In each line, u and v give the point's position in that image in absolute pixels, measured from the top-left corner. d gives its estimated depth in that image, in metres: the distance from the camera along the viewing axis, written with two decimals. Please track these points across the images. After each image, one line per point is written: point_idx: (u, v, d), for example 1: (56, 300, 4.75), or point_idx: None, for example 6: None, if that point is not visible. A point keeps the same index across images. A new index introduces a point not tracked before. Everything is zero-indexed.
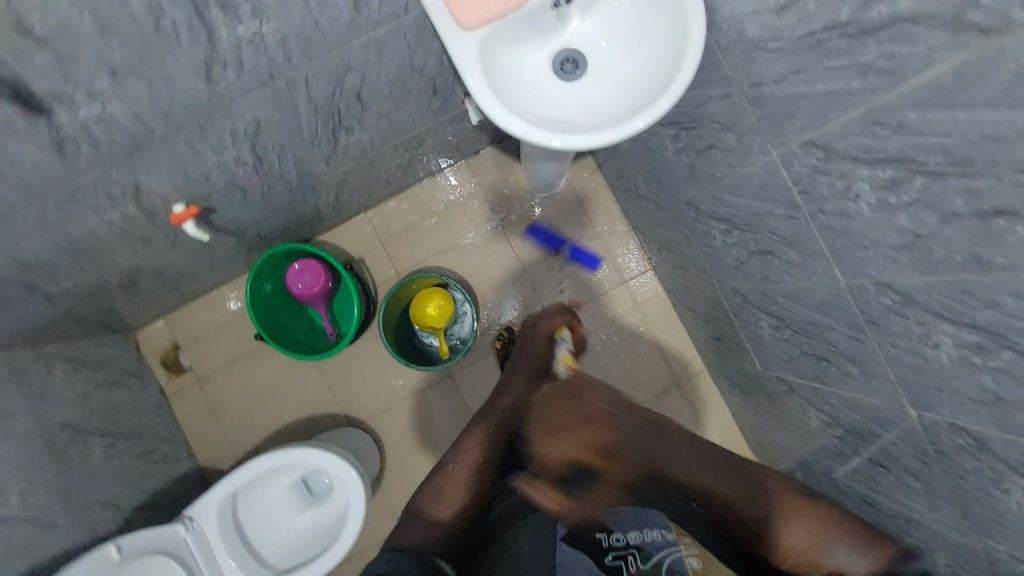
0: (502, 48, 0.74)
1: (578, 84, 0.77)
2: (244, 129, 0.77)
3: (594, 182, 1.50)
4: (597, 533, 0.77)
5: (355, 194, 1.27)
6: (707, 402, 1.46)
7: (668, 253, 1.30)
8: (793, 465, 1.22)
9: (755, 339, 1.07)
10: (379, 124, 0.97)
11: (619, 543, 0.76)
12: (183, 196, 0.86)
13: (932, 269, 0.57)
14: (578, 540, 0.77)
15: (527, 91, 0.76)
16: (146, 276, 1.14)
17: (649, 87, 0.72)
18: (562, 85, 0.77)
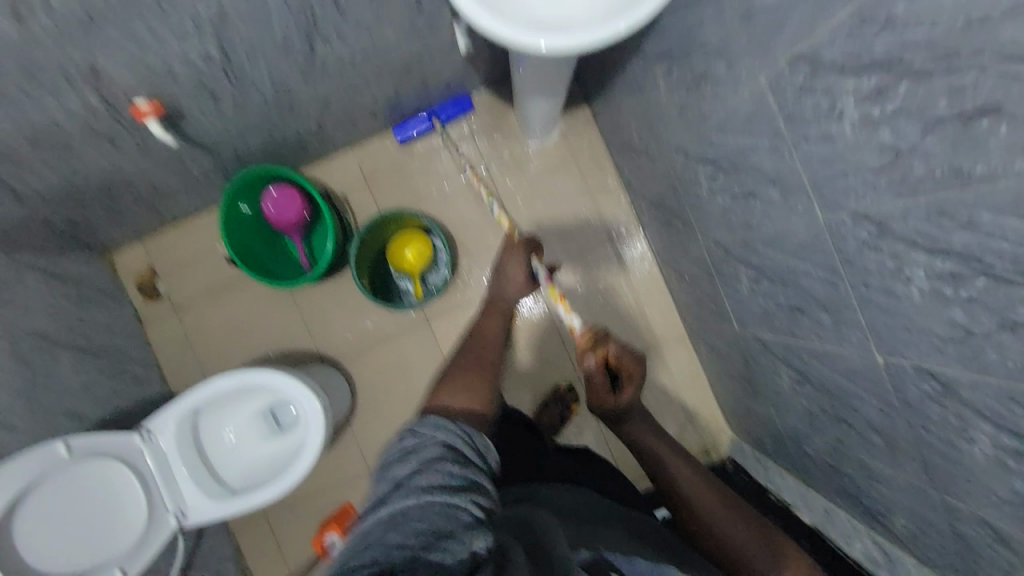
0: None
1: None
2: (208, 15, 0.73)
3: (588, 136, 1.45)
4: (610, 573, 0.63)
5: (340, 124, 1.24)
6: (685, 368, 1.44)
7: (657, 210, 1.27)
8: (765, 432, 1.20)
9: (734, 297, 1.04)
10: (360, 37, 0.93)
11: None
12: (147, 90, 0.83)
13: (910, 191, 0.53)
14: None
15: None
16: (119, 188, 1.11)
17: None
18: None
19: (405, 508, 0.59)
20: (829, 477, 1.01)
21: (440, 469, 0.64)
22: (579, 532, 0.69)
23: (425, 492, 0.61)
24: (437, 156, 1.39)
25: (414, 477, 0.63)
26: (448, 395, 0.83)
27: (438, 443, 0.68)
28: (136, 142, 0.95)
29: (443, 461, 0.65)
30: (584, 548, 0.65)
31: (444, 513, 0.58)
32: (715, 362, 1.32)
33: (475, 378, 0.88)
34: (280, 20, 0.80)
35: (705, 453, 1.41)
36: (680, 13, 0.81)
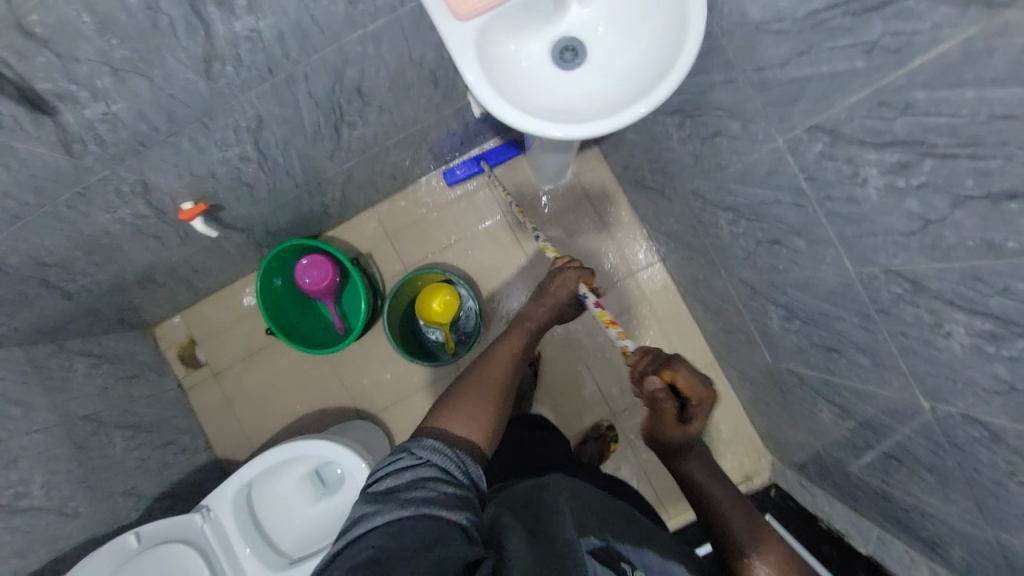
0: (499, 38, 0.73)
1: (579, 71, 0.76)
2: (246, 125, 0.78)
3: (600, 173, 1.48)
4: (619, 563, 0.63)
5: (361, 189, 1.28)
6: (717, 395, 1.44)
7: (676, 244, 1.29)
8: (807, 457, 1.20)
9: (764, 331, 1.05)
10: (382, 118, 0.98)
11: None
12: (191, 193, 0.88)
13: (943, 256, 0.55)
14: (607, 564, 0.61)
15: (525, 82, 0.75)
16: (161, 273, 1.17)
17: (649, 75, 0.71)
18: (560, 75, 0.76)
19: (387, 533, 0.57)
20: (879, 504, 1.00)
21: (426, 496, 0.61)
22: (593, 513, 0.67)
23: (409, 515, 0.59)
24: (464, 170, 1.41)
25: (397, 501, 0.60)
26: (453, 416, 0.72)
27: (428, 464, 0.65)
28: (178, 235, 1.00)
29: (432, 488, 0.62)
30: (594, 534, 0.64)
31: (427, 544, 0.56)
32: (747, 388, 1.33)
33: (477, 397, 0.75)
34: (310, 118, 0.85)
35: (745, 479, 1.41)
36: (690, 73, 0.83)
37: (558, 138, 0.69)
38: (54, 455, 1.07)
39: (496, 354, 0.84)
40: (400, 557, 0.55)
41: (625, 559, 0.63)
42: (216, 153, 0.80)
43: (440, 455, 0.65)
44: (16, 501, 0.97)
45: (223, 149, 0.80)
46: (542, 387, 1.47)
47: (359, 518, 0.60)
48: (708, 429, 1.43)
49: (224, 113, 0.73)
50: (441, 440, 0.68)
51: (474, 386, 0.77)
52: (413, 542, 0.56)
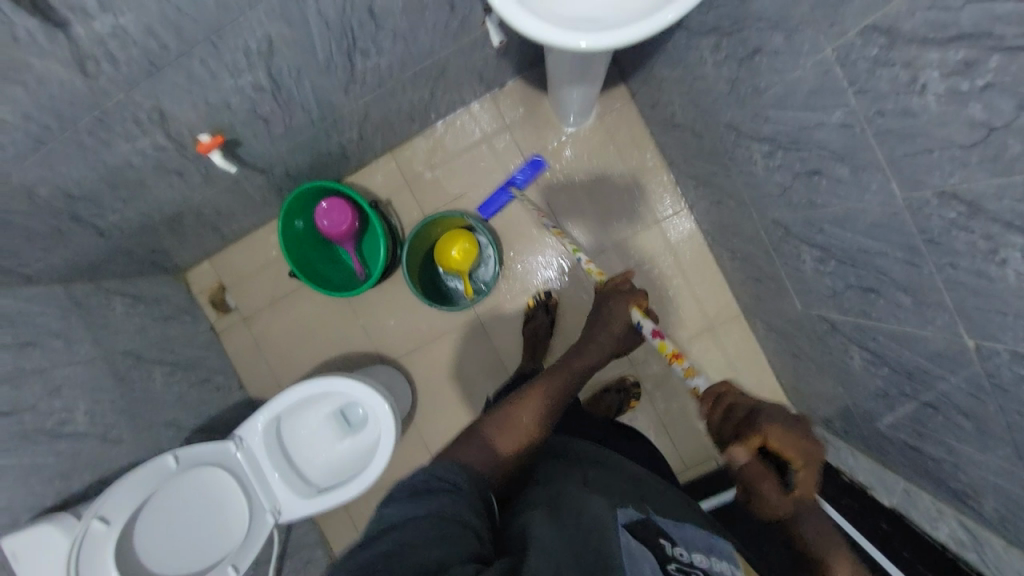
0: None
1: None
2: (256, 48, 0.76)
3: (627, 114, 1.40)
4: (659, 538, 0.64)
5: (380, 130, 1.26)
6: (740, 347, 1.41)
7: (704, 188, 1.22)
8: (832, 409, 1.16)
9: (796, 276, 1.00)
10: (396, 47, 0.94)
11: (683, 557, 0.63)
12: (207, 125, 0.87)
13: (1007, 169, 0.49)
14: (644, 538, 0.63)
15: None
16: (187, 215, 1.19)
17: None
18: None
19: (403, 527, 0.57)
20: (907, 456, 0.97)
21: (439, 495, 0.62)
22: (625, 493, 0.73)
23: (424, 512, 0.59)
24: (496, 201, 1.39)
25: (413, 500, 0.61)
26: (467, 444, 0.76)
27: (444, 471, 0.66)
28: (199, 173, 1.01)
29: (441, 489, 0.63)
30: (629, 512, 0.67)
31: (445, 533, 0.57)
32: (774, 340, 1.28)
33: (496, 431, 0.79)
34: (322, 42, 0.82)
35: None
36: None
37: (582, 50, 0.64)
38: (96, 385, 1.14)
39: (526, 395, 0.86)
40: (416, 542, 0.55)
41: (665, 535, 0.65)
42: (229, 79, 0.79)
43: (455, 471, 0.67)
44: (63, 425, 1.04)
45: (235, 76, 0.79)
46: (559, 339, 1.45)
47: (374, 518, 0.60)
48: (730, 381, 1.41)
49: (233, 33, 0.71)
50: (460, 461, 0.71)
51: (498, 418, 0.81)
52: (430, 532, 0.56)
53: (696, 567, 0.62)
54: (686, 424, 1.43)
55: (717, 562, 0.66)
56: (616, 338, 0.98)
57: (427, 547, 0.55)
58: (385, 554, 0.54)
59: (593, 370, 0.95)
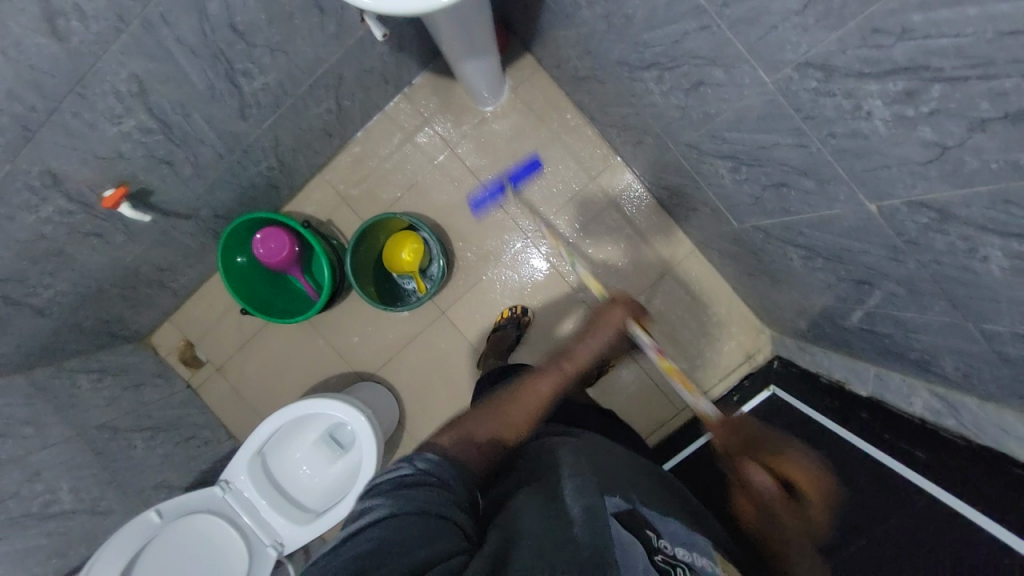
0: None
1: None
2: (127, 90, 0.76)
3: (539, 80, 1.41)
4: (648, 529, 0.63)
5: (298, 152, 1.26)
6: (702, 281, 1.41)
7: (624, 133, 1.23)
8: (797, 317, 1.16)
9: (722, 193, 1.00)
10: (278, 61, 0.94)
11: (667, 550, 0.62)
12: (108, 179, 0.88)
13: (838, 21, 0.49)
14: (632, 527, 0.61)
15: None
16: (127, 277, 1.19)
17: None
18: None
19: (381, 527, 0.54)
20: (869, 342, 0.97)
21: (421, 490, 0.58)
22: (613, 476, 0.69)
23: (401, 510, 0.55)
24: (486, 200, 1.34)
25: (384, 496, 0.57)
26: (452, 433, 0.69)
27: (416, 466, 0.60)
28: (119, 230, 1.01)
29: (424, 485, 0.58)
30: (620, 498, 0.64)
31: (427, 537, 0.54)
32: (729, 265, 1.29)
33: (488, 427, 0.72)
34: (196, 71, 0.82)
35: (748, 358, 1.40)
36: None
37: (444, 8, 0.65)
38: (76, 464, 1.14)
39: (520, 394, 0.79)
40: (396, 547, 0.53)
41: (651, 527, 0.63)
42: (112, 127, 0.79)
43: (433, 458, 0.61)
44: (47, 508, 1.04)
45: (117, 123, 0.79)
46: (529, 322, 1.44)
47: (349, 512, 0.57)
48: (700, 316, 1.41)
49: (96, 78, 0.71)
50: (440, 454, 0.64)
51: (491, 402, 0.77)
52: (407, 533, 0.54)
53: (680, 562, 0.62)
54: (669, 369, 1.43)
55: (699, 557, 0.64)
56: (600, 349, 0.92)
57: (414, 548, 0.53)
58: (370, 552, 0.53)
59: (599, 356, 0.91)
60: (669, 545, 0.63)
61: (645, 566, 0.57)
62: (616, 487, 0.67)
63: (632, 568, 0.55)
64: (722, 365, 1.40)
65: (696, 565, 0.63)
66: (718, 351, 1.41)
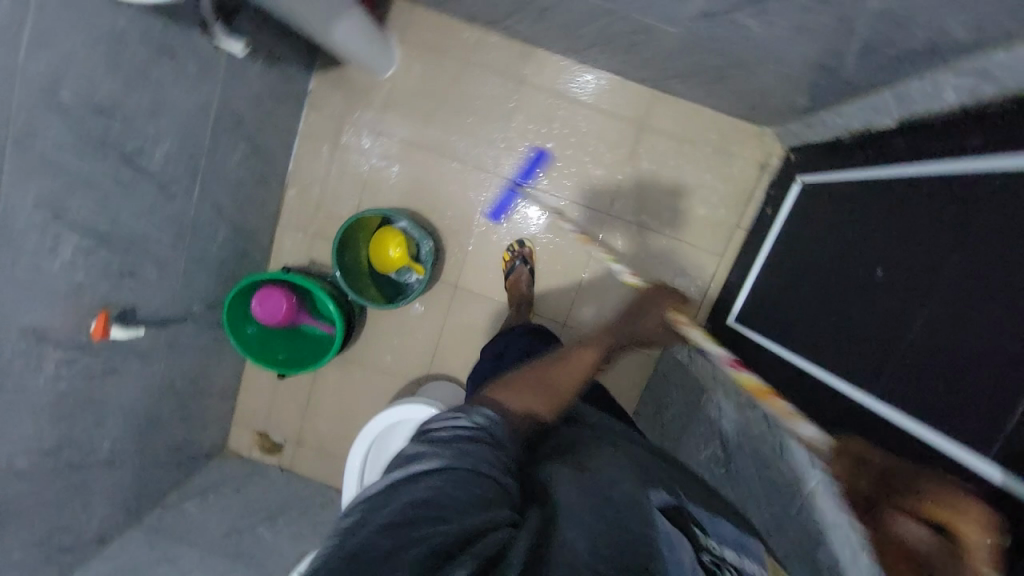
0: None
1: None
2: (41, 218, 0.74)
3: (419, 18, 1.31)
4: (692, 526, 0.63)
5: (243, 210, 1.24)
6: (677, 119, 1.32)
7: (523, 14, 1.13)
8: (786, 91, 1.06)
9: (643, 4, 0.90)
10: (166, 126, 0.90)
11: (715, 549, 0.61)
12: (87, 313, 0.88)
13: None
14: (676, 519, 0.63)
15: None
16: (168, 399, 1.21)
17: None
18: None
19: (444, 481, 0.56)
20: (869, 66, 0.87)
21: (479, 448, 0.60)
22: (665, 475, 0.72)
23: (466, 466, 0.57)
24: (506, 202, 1.39)
25: (454, 450, 0.59)
26: (511, 392, 0.73)
27: (488, 427, 0.63)
28: (130, 357, 1.02)
29: (481, 441, 0.61)
30: (665, 492, 0.67)
31: (477, 502, 0.55)
32: (694, 84, 1.18)
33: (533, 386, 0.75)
34: (91, 170, 0.79)
35: (762, 167, 1.32)
36: None
37: None
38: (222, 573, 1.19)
39: (571, 369, 0.82)
40: (444, 500, 0.54)
41: (698, 523, 0.63)
42: (56, 262, 0.79)
43: (502, 419, 0.65)
44: None
45: (57, 255, 0.78)
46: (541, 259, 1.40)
47: (414, 456, 0.59)
48: (693, 153, 1.33)
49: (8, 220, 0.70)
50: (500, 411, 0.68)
51: (533, 371, 0.79)
52: (465, 495, 0.55)
53: (729, 563, 0.59)
54: (691, 219, 1.36)
55: (747, 559, 0.62)
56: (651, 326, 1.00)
57: (462, 512, 0.54)
58: (425, 501, 0.54)
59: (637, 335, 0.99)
60: (716, 544, 0.62)
61: (692, 563, 0.57)
62: (669, 485, 0.70)
63: (680, 564, 0.56)
64: (739, 188, 1.34)
65: (744, 568, 0.60)
66: (730, 177, 1.33)
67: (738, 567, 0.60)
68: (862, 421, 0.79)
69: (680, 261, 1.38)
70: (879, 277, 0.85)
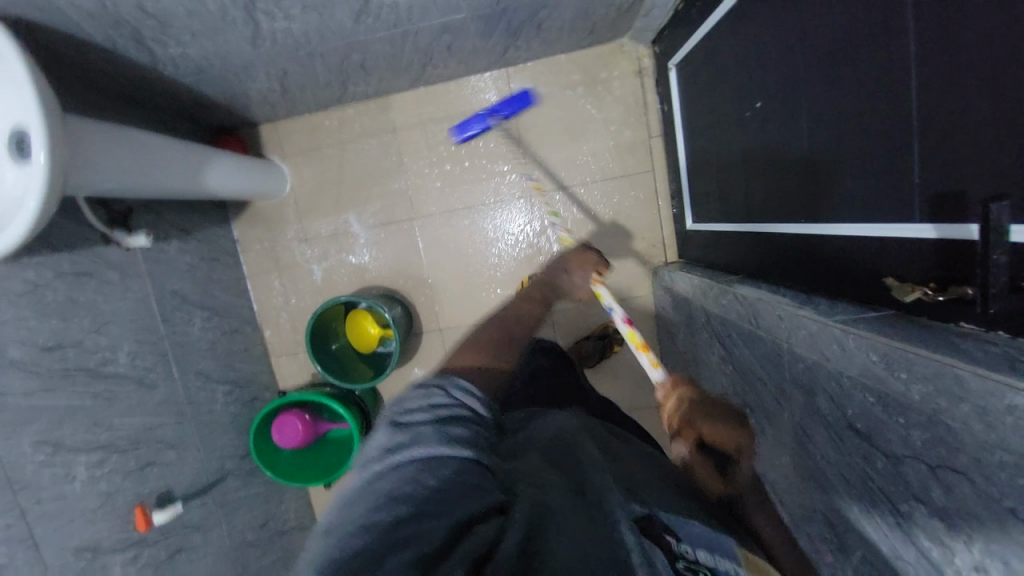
0: None
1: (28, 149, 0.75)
2: (44, 455, 0.85)
3: (286, 129, 1.42)
4: (664, 535, 0.53)
5: (229, 364, 1.35)
6: (540, 80, 1.34)
7: (352, 79, 1.21)
8: (600, 2, 1.05)
9: (419, 12, 0.94)
10: (117, 330, 1.03)
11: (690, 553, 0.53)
12: (125, 513, 0.98)
13: None
14: (653, 531, 0.53)
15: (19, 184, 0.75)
16: (248, 553, 1.29)
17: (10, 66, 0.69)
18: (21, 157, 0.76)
19: (428, 468, 0.51)
20: None
21: (460, 429, 0.55)
22: (637, 478, 0.63)
23: (450, 450, 0.52)
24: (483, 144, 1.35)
25: (431, 434, 0.54)
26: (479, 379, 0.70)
27: (462, 408, 0.59)
28: (188, 532, 1.11)
29: (456, 423, 0.56)
30: (637, 501, 0.57)
31: (466, 489, 0.50)
32: (527, 45, 1.20)
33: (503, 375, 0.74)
34: (69, 397, 0.91)
35: (641, 74, 1.31)
36: (85, 29, 0.79)
37: (45, 158, 0.69)
38: None
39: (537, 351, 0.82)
40: (432, 492, 0.48)
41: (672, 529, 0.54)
42: (74, 485, 0.90)
43: (475, 397, 0.60)
44: None
45: (71, 479, 0.89)
46: (503, 267, 1.43)
47: (388, 447, 0.53)
48: (571, 99, 1.34)
49: (14, 470, 0.81)
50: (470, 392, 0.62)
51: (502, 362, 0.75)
52: (455, 479, 0.50)
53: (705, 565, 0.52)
54: (605, 155, 1.35)
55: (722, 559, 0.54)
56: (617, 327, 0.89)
57: (452, 503, 0.48)
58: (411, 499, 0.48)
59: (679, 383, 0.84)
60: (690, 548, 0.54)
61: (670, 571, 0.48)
62: (640, 483, 0.61)
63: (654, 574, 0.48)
64: (631, 104, 1.32)
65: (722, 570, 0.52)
66: (617, 100, 1.33)
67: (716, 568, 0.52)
68: (806, 254, 0.75)
69: (618, 198, 1.36)
70: (760, 111, 0.82)
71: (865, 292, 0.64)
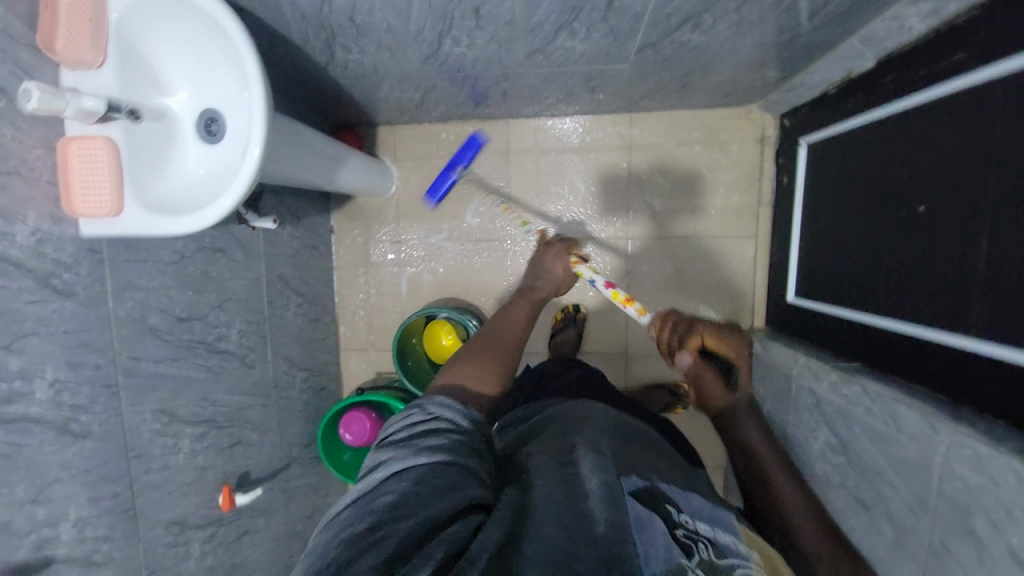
0: (157, 180, 0.76)
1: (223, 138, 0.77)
2: (160, 424, 0.87)
3: (402, 134, 1.45)
4: (665, 505, 0.60)
5: (309, 351, 1.37)
6: (660, 130, 1.37)
7: (486, 101, 1.24)
8: (753, 73, 1.08)
9: (588, 57, 0.97)
10: (234, 308, 1.05)
11: (688, 525, 0.59)
12: (213, 489, 0.99)
13: None
14: (649, 503, 0.59)
15: (211, 167, 0.76)
16: (295, 542, 1.29)
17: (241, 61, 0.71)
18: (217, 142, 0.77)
19: (410, 480, 0.56)
20: (830, 24, 0.87)
21: (443, 448, 0.59)
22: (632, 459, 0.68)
23: (430, 460, 0.58)
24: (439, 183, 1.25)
25: (411, 448, 0.59)
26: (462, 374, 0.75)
27: (445, 418, 0.64)
28: (255, 516, 1.11)
29: (434, 447, 0.59)
30: (637, 475, 0.64)
31: (449, 491, 0.55)
32: (662, 98, 1.23)
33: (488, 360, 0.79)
34: (189, 369, 0.92)
35: (762, 141, 1.33)
36: (289, 26, 0.82)
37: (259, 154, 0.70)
38: None
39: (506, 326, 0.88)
40: (410, 504, 0.53)
41: (669, 502, 0.60)
42: (178, 456, 0.91)
43: (453, 409, 0.65)
44: None
45: (177, 450, 0.90)
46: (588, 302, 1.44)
47: (376, 465, 0.60)
48: (686, 154, 1.36)
49: (133, 435, 0.82)
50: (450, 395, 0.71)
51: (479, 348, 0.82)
52: (433, 484, 0.55)
53: (702, 536, 0.58)
54: (710, 212, 1.37)
55: (721, 531, 0.61)
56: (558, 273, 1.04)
57: (432, 506, 0.53)
58: (391, 505, 0.53)
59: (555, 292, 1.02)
60: (689, 519, 0.60)
61: (665, 539, 0.54)
62: (633, 467, 0.66)
63: (654, 544, 0.53)
64: (746, 168, 1.34)
65: (717, 540, 0.59)
66: (732, 162, 1.35)
67: (711, 539, 0.58)
68: (927, 358, 0.79)
69: (713, 255, 1.38)
70: (917, 214, 0.82)
71: (992, 407, 0.68)
